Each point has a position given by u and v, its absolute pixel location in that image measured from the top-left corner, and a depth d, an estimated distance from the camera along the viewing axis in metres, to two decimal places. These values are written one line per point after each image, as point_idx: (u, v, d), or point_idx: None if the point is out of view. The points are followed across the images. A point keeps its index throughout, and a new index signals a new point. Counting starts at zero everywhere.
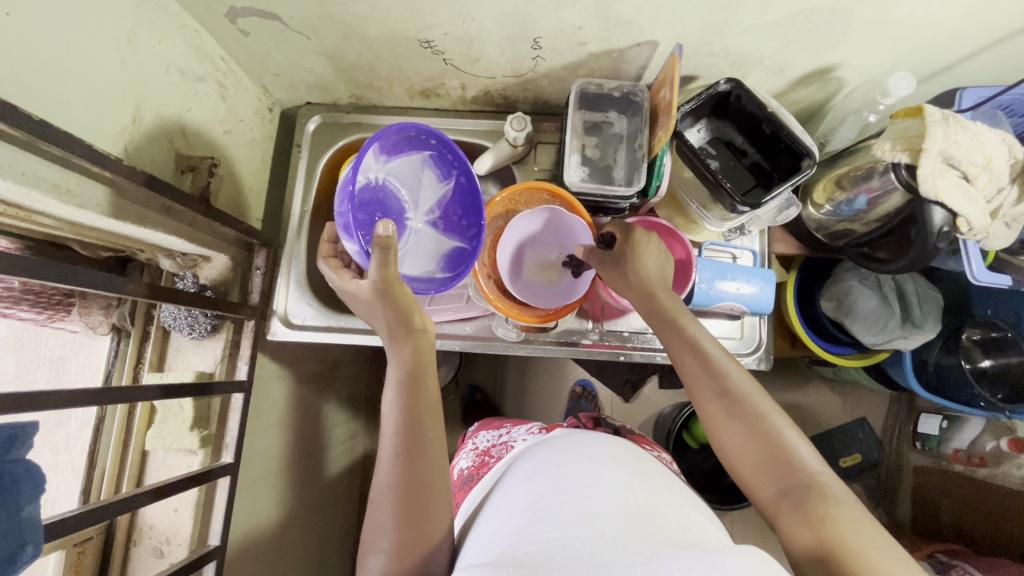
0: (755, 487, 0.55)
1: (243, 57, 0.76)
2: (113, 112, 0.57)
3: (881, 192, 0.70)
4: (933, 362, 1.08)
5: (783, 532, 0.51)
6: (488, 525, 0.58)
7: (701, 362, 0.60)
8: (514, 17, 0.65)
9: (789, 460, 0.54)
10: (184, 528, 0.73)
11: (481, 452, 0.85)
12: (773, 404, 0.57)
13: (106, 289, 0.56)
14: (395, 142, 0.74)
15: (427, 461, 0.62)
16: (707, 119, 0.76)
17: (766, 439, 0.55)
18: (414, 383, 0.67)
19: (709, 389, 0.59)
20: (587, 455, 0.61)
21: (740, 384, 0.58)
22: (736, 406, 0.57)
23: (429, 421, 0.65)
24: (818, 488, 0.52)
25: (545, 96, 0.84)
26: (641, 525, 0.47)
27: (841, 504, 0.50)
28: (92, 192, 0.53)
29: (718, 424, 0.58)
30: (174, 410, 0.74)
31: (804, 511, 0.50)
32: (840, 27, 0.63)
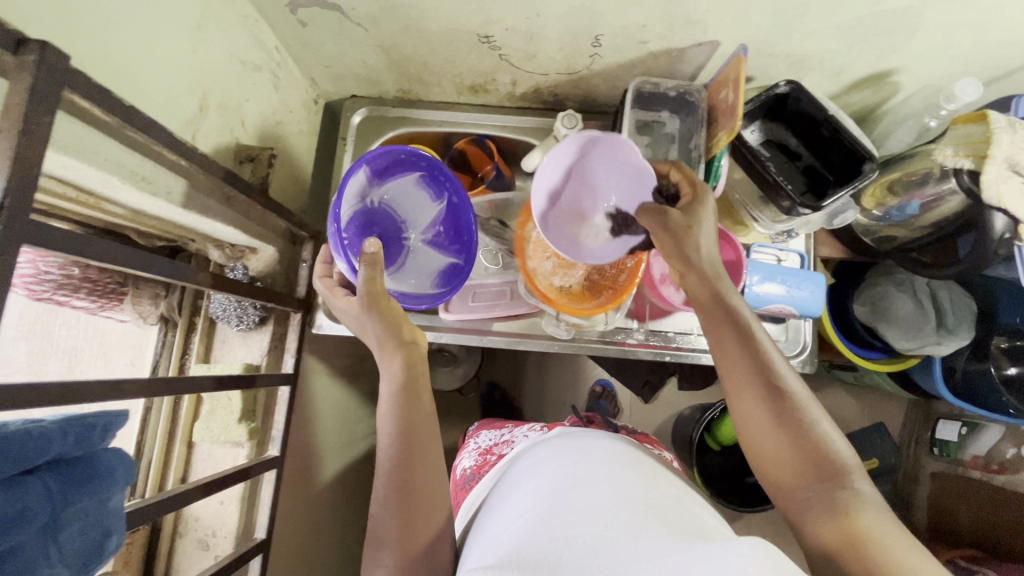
0: (783, 482, 0.54)
1: (296, 47, 0.75)
2: (183, 99, 0.56)
3: (933, 198, 0.71)
4: (960, 368, 1.09)
5: (807, 528, 0.50)
6: (503, 520, 0.56)
7: (749, 355, 0.57)
8: (580, 14, 0.65)
9: (828, 458, 0.52)
10: (230, 521, 0.73)
11: (483, 451, 0.85)
12: (818, 406, 0.55)
13: (184, 279, 0.54)
14: (385, 165, 0.74)
15: (422, 459, 0.63)
16: (761, 120, 0.75)
17: (803, 434, 0.53)
18: (412, 389, 0.66)
19: (753, 383, 0.56)
20: (590, 454, 0.61)
21: (783, 376, 0.56)
22: (777, 397, 0.55)
23: (423, 424, 0.65)
24: (852, 489, 0.50)
25: (595, 94, 0.84)
26: (651, 521, 0.47)
27: (873, 506, 0.49)
28: (165, 180, 0.53)
29: (752, 416, 0.56)
30: (222, 402, 0.74)
31: (834, 509, 0.49)
32: (907, 31, 0.63)
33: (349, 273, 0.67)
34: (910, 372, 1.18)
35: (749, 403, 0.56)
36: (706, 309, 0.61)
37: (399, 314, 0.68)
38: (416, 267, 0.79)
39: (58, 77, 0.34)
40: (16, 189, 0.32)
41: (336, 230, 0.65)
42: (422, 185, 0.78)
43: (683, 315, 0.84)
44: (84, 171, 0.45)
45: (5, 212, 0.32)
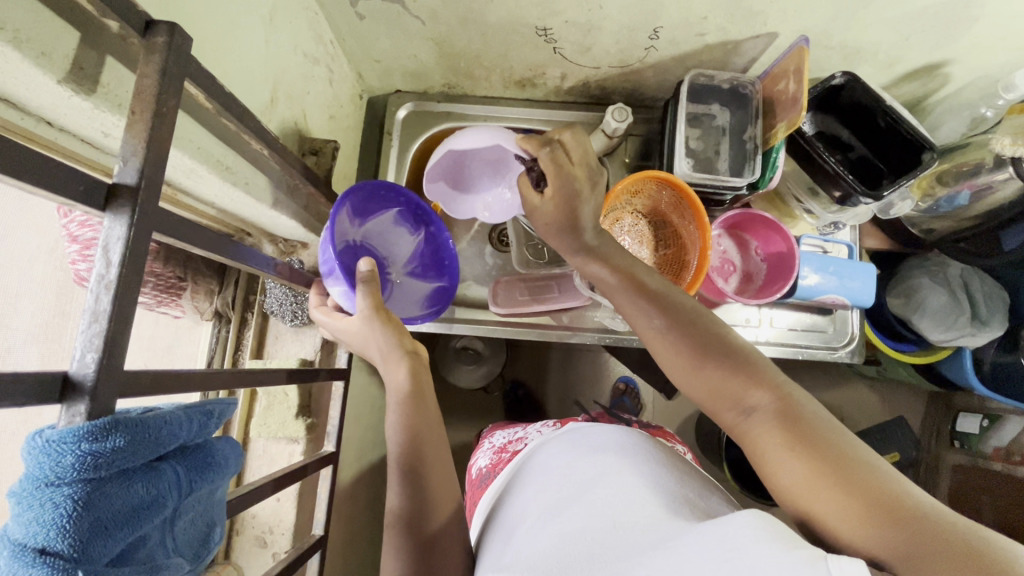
0: (730, 427, 0.49)
1: (350, 41, 0.75)
2: (257, 89, 0.56)
3: (985, 187, 0.72)
4: (989, 360, 1.09)
5: (767, 471, 0.44)
6: (510, 528, 0.55)
7: (654, 306, 0.56)
8: (644, 6, 0.65)
9: (758, 381, 0.48)
10: (287, 518, 0.72)
11: (497, 450, 0.84)
12: (739, 335, 0.52)
13: (264, 271, 0.53)
14: (364, 202, 0.70)
15: (435, 470, 0.61)
16: (812, 112, 0.76)
17: (726, 369, 0.49)
18: (416, 398, 0.64)
19: (662, 334, 0.54)
20: (591, 440, 0.60)
21: (693, 316, 0.54)
22: (690, 340, 0.52)
23: (430, 437, 0.62)
24: (788, 403, 0.46)
25: (644, 88, 0.84)
26: (662, 511, 0.46)
27: (817, 417, 0.44)
28: (244, 170, 0.52)
29: (680, 367, 0.52)
30: (278, 397, 0.73)
31: (780, 437, 0.44)
32: (968, 21, 0.64)
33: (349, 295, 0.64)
34: (938, 364, 1.20)
35: (666, 353, 0.53)
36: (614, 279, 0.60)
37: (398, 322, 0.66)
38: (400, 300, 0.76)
39: (183, 62, 0.34)
40: (149, 172, 0.32)
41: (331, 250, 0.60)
42: (400, 221, 0.75)
43: (728, 308, 0.85)
44: (177, 159, 0.44)
45: (140, 194, 0.31)
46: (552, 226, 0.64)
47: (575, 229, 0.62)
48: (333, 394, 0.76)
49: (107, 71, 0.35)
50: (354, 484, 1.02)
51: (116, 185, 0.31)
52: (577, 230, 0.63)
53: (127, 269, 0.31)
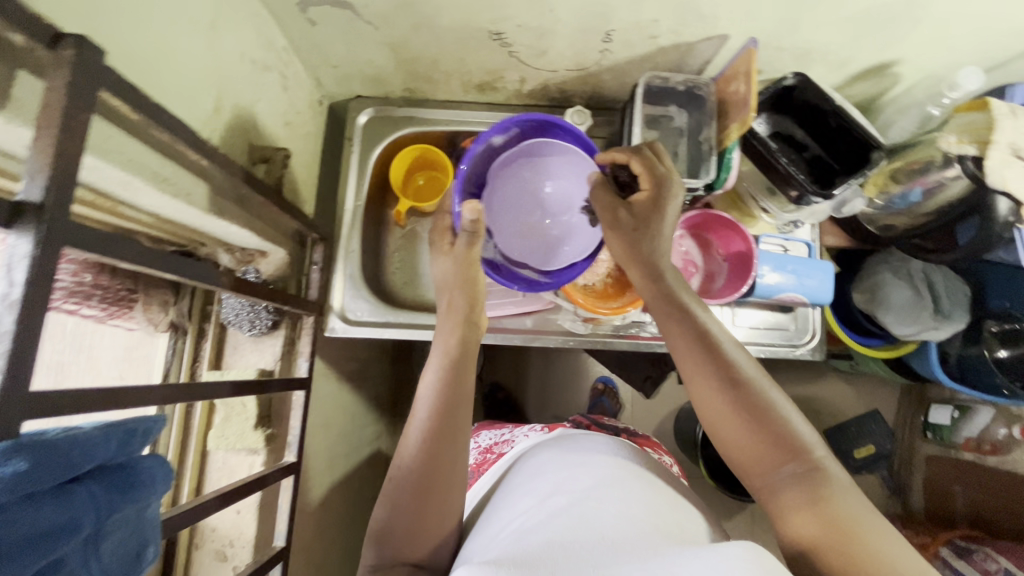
0: (753, 474, 0.52)
1: (304, 47, 0.74)
2: (200, 99, 0.55)
3: (936, 185, 0.73)
4: (955, 354, 1.12)
5: (782, 522, 0.48)
6: (499, 523, 0.56)
7: (707, 349, 0.56)
8: (594, 9, 0.65)
9: (794, 441, 0.50)
10: (248, 530, 0.71)
11: (483, 450, 0.86)
12: (779, 391, 0.54)
13: (205, 282, 0.52)
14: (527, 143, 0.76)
15: (448, 445, 0.59)
16: (767, 113, 0.77)
17: (772, 425, 0.51)
18: (458, 368, 0.64)
19: (714, 377, 0.54)
20: (591, 465, 0.61)
21: (745, 367, 0.55)
22: (742, 388, 0.53)
23: (460, 413, 0.61)
24: (822, 472, 0.49)
25: (602, 90, 0.84)
26: (646, 531, 0.47)
27: (848, 491, 0.47)
28: (185, 181, 0.52)
29: (723, 410, 0.53)
30: (237, 409, 0.73)
31: (811, 500, 0.47)
32: (911, 22, 0.64)
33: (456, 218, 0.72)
34: (908, 358, 1.21)
35: (709, 394, 0.54)
36: (667, 306, 0.62)
37: (477, 289, 0.70)
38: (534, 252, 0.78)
39: (94, 75, 0.33)
40: (57, 187, 0.32)
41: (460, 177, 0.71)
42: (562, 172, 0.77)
43: None
44: (108, 172, 0.44)
45: (47, 211, 0.31)
46: (623, 240, 0.67)
47: (643, 232, 0.66)
48: (294, 404, 0.76)
49: (19, 85, 0.35)
50: (327, 493, 1.02)
51: (20, 202, 0.30)
52: (642, 232, 0.66)
53: (32, 289, 0.30)
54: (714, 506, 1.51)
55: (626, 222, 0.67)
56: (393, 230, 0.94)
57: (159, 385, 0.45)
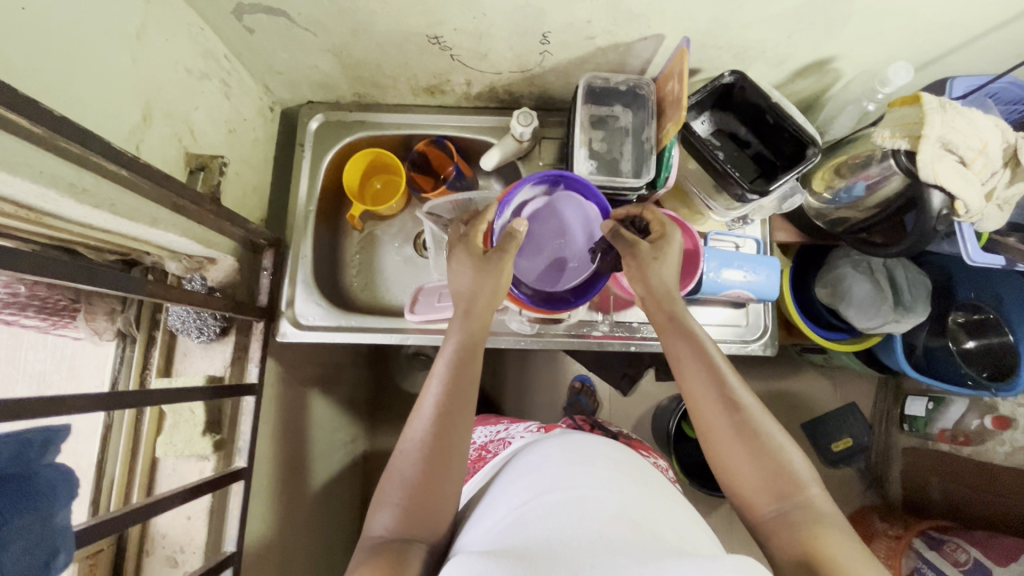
0: (750, 499, 0.57)
1: (247, 55, 0.75)
2: (125, 109, 0.55)
3: (878, 178, 0.73)
4: (921, 345, 1.13)
5: (771, 544, 0.54)
6: (491, 515, 0.56)
7: (711, 375, 0.61)
8: (526, 11, 0.65)
9: (785, 472, 0.56)
10: (199, 536, 0.72)
11: (479, 447, 0.84)
12: (773, 420, 0.59)
13: (121, 290, 0.56)
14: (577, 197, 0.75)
15: (459, 443, 0.59)
16: (710, 111, 0.77)
17: (766, 455, 0.57)
18: (466, 360, 0.64)
19: (715, 402, 0.60)
20: (592, 459, 0.60)
21: (747, 398, 0.60)
22: (739, 418, 0.59)
23: (467, 401, 0.62)
24: (809, 505, 0.54)
25: (550, 91, 0.85)
26: (643, 533, 0.47)
27: (831, 523, 0.52)
28: (108, 192, 0.52)
29: (720, 437, 0.59)
30: (185, 415, 0.73)
31: (795, 526, 0.52)
32: (841, 19, 0.65)
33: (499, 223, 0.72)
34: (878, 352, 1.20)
35: (713, 418, 0.60)
36: (675, 328, 0.65)
37: (501, 284, 0.68)
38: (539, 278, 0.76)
39: None
40: None
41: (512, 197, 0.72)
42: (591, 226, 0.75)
43: None
44: (18, 184, 0.44)
45: None
46: (630, 269, 0.68)
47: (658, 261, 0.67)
48: (245, 409, 0.78)
49: None
50: (296, 498, 1.02)
51: None
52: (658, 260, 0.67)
53: None
54: (692, 502, 1.51)
55: (645, 254, 0.67)
56: (351, 234, 0.95)
57: (69, 394, 0.48)
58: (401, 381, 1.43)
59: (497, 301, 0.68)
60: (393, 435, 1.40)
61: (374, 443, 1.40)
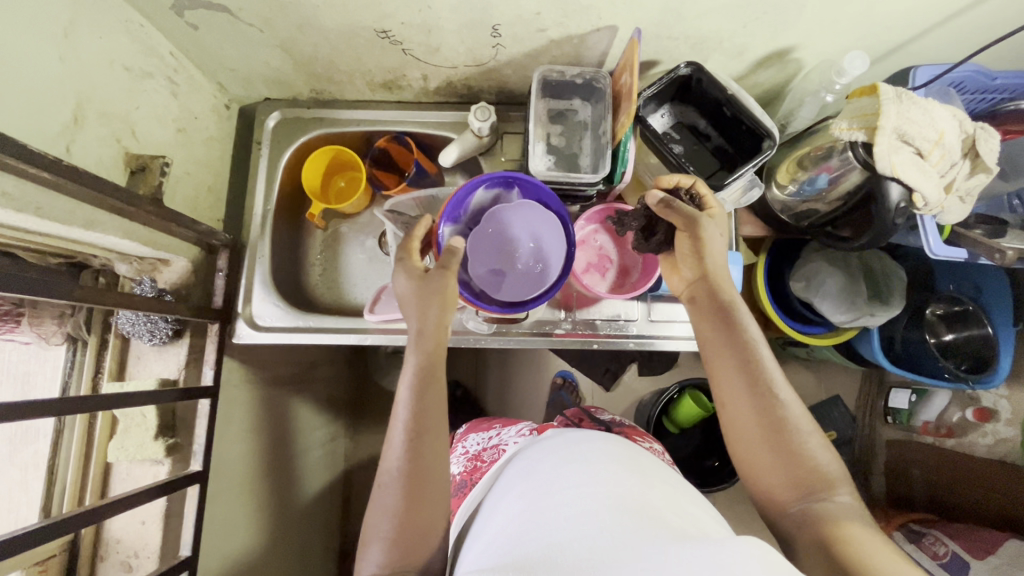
0: (776, 497, 0.56)
1: (194, 52, 0.73)
2: (51, 110, 0.54)
3: (839, 171, 0.71)
4: (899, 337, 1.10)
5: (795, 545, 0.52)
6: (492, 521, 0.54)
7: (746, 367, 0.59)
8: (472, 4, 0.64)
9: (815, 474, 0.54)
10: (152, 541, 0.71)
11: (471, 457, 0.79)
12: (807, 418, 0.57)
13: (45, 293, 0.53)
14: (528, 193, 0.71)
15: (434, 462, 0.58)
16: (670, 104, 0.76)
17: (796, 455, 0.55)
18: (429, 378, 0.62)
19: (750, 397, 0.58)
20: (584, 454, 0.57)
21: (784, 394, 0.58)
22: (771, 416, 0.57)
23: (435, 420, 0.60)
24: (835, 502, 0.52)
25: (509, 84, 0.83)
26: (646, 523, 0.43)
27: (861, 524, 0.50)
28: (31, 195, 0.52)
29: (748, 432, 0.58)
30: (136, 419, 0.72)
31: (822, 526, 0.51)
32: (794, 9, 0.63)
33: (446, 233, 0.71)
34: (856, 345, 1.17)
35: (745, 413, 0.58)
36: (715, 317, 0.63)
37: (448, 294, 0.65)
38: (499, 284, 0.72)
39: None
40: None
41: (454, 204, 0.70)
42: (547, 225, 0.71)
43: (611, 302, 0.84)
44: None
45: None
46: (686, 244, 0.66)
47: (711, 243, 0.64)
48: (200, 413, 0.77)
49: None
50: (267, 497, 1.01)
51: None
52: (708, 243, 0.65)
53: None
54: None
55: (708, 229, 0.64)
56: (314, 233, 0.93)
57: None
58: (380, 379, 1.42)
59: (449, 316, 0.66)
60: (373, 433, 1.39)
61: (352, 441, 1.39)
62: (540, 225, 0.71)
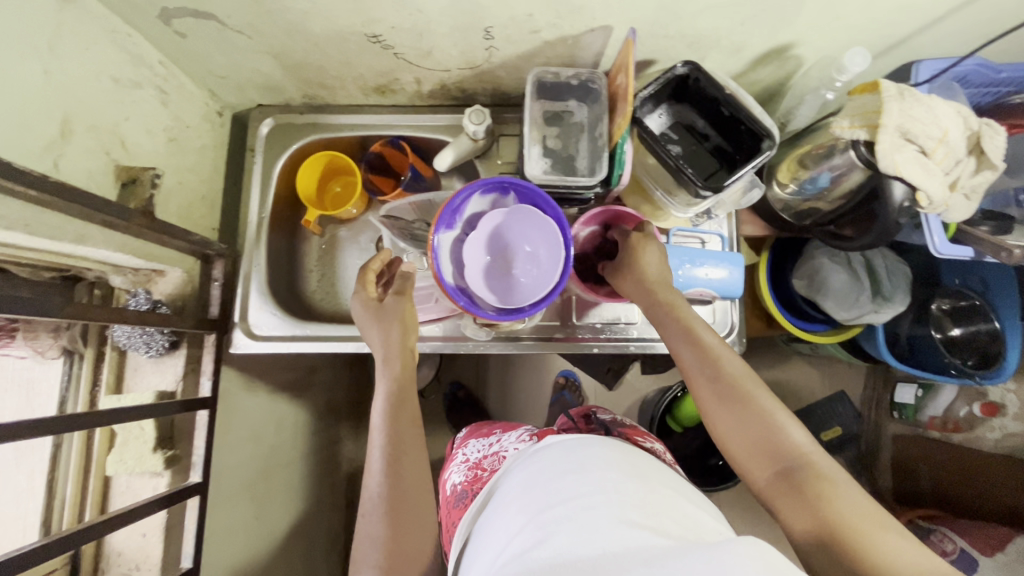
0: (751, 469, 0.55)
1: (183, 60, 0.72)
2: (36, 125, 0.53)
3: (842, 170, 0.69)
4: (904, 333, 1.08)
5: (780, 513, 0.52)
6: (491, 542, 0.51)
7: (698, 350, 0.61)
8: (462, 7, 0.62)
9: (781, 438, 0.54)
10: (154, 553, 0.71)
11: (471, 465, 0.77)
12: (764, 388, 0.58)
13: (36, 312, 0.52)
14: (526, 197, 0.71)
15: (417, 480, 0.60)
16: (667, 104, 0.74)
17: (760, 424, 0.55)
18: (401, 399, 0.65)
19: (705, 379, 0.59)
20: (578, 460, 0.54)
21: (735, 369, 0.59)
22: (729, 393, 0.58)
23: (411, 437, 0.63)
24: (808, 467, 0.52)
25: (504, 86, 0.82)
26: (648, 543, 0.41)
27: (831, 479, 0.51)
28: (19, 212, 0.51)
29: (716, 413, 0.58)
30: (134, 432, 0.72)
31: (797, 489, 0.51)
32: (792, 6, 0.61)
33: (443, 239, 0.70)
34: (861, 341, 1.16)
35: (705, 395, 0.59)
36: (661, 313, 0.65)
37: (410, 318, 0.71)
38: (500, 291, 0.70)
39: None
40: None
41: (450, 208, 0.69)
42: (546, 228, 0.69)
43: (611, 305, 0.83)
44: None
45: None
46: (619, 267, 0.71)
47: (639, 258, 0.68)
48: (199, 423, 0.77)
49: None
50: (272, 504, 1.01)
51: None
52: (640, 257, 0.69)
53: None
54: None
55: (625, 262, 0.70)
56: (311, 239, 0.92)
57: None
58: None
59: (411, 337, 0.70)
60: None
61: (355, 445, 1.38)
62: (540, 228, 0.69)
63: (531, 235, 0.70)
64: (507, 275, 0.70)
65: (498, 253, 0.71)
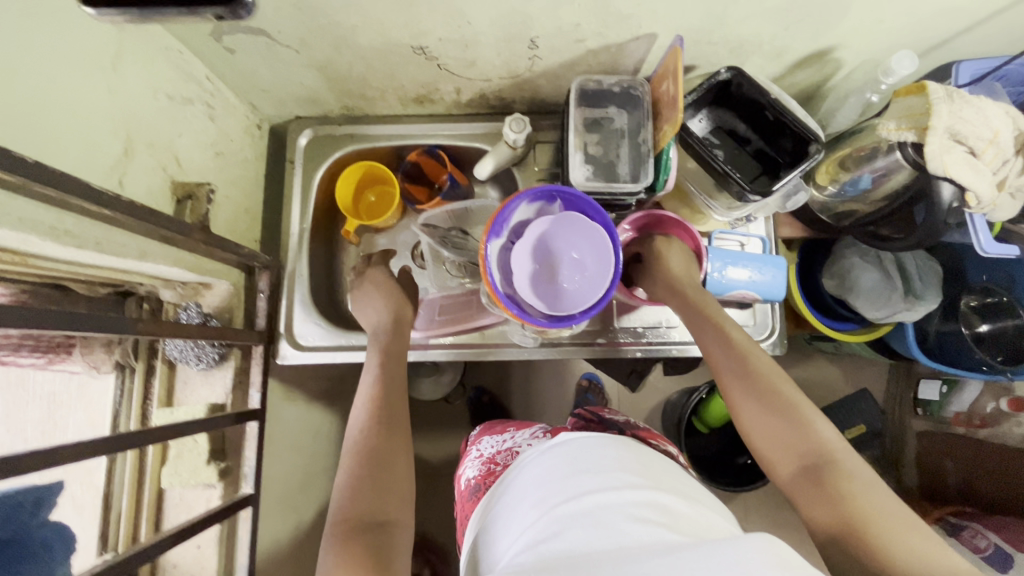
0: (778, 466, 0.56)
1: (229, 75, 0.73)
2: (102, 145, 0.54)
3: (885, 172, 0.70)
4: (933, 330, 1.08)
5: (804, 509, 0.52)
6: (507, 538, 0.50)
7: (725, 347, 0.63)
8: (512, 18, 0.63)
9: (808, 434, 0.55)
10: (210, 565, 0.72)
11: (486, 460, 0.77)
12: (795, 386, 0.59)
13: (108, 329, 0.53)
14: (575, 205, 0.72)
15: (398, 431, 0.64)
16: (708, 109, 0.75)
17: (788, 418, 0.56)
18: (392, 362, 0.72)
19: (732, 373, 0.61)
20: (592, 458, 0.52)
21: (763, 366, 0.60)
22: (757, 388, 0.59)
23: (397, 390, 0.68)
24: (836, 463, 0.53)
25: (542, 94, 0.83)
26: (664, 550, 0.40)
27: (859, 476, 0.51)
28: (92, 231, 0.52)
29: (744, 408, 0.60)
30: (188, 445, 0.73)
31: (821, 484, 0.52)
32: (839, 10, 0.62)
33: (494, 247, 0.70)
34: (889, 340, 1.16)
35: (732, 389, 0.61)
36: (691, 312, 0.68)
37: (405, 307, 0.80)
38: (548, 300, 0.70)
39: None
40: None
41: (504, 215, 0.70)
42: (596, 235, 0.70)
43: (651, 308, 0.84)
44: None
45: None
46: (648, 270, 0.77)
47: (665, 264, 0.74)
48: (249, 435, 0.78)
49: None
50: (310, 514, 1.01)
51: None
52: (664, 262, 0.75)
53: None
54: None
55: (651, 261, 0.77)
56: (348, 248, 0.93)
57: (58, 445, 0.47)
58: None
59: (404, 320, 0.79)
60: None
61: None
62: (589, 235, 0.70)
63: (579, 241, 0.70)
64: (554, 282, 0.70)
65: (546, 260, 0.70)
